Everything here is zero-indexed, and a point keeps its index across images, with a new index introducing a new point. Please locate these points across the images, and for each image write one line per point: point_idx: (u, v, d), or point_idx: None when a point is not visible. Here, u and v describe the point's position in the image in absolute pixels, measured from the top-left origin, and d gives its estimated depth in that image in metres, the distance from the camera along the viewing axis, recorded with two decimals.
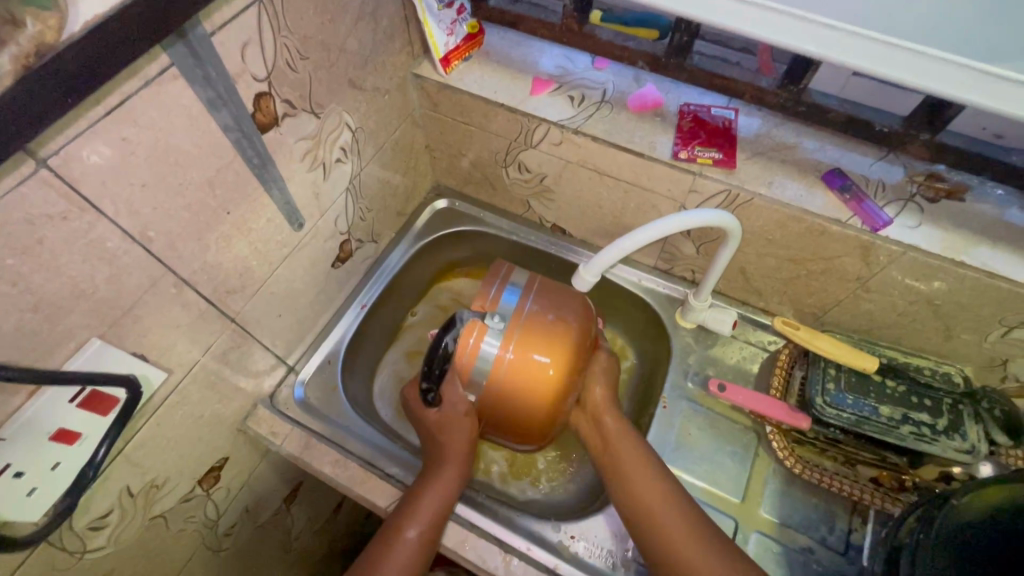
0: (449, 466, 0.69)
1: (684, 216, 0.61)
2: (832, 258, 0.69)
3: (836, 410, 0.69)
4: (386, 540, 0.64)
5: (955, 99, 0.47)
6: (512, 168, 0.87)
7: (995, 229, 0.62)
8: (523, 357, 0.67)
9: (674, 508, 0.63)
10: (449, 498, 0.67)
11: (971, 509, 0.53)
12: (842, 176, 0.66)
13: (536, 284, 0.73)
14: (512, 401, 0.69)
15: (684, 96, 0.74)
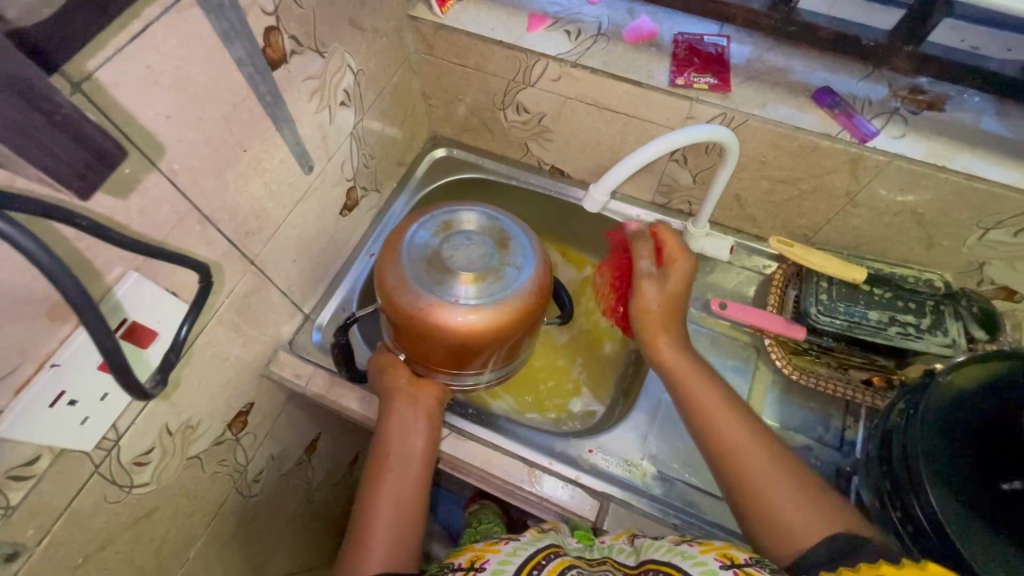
0: (399, 407, 0.68)
1: (681, 132, 0.63)
2: (822, 174, 0.72)
3: (830, 314, 0.74)
4: (368, 510, 0.62)
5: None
6: (510, 110, 0.88)
7: (973, 136, 0.66)
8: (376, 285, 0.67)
9: (768, 460, 0.59)
10: (404, 447, 0.66)
11: (959, 383, 0.59)
12: (831, 94, 0.69)
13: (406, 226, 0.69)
14: (399, 339, 0.66)
15: (677, 26, 0.76)
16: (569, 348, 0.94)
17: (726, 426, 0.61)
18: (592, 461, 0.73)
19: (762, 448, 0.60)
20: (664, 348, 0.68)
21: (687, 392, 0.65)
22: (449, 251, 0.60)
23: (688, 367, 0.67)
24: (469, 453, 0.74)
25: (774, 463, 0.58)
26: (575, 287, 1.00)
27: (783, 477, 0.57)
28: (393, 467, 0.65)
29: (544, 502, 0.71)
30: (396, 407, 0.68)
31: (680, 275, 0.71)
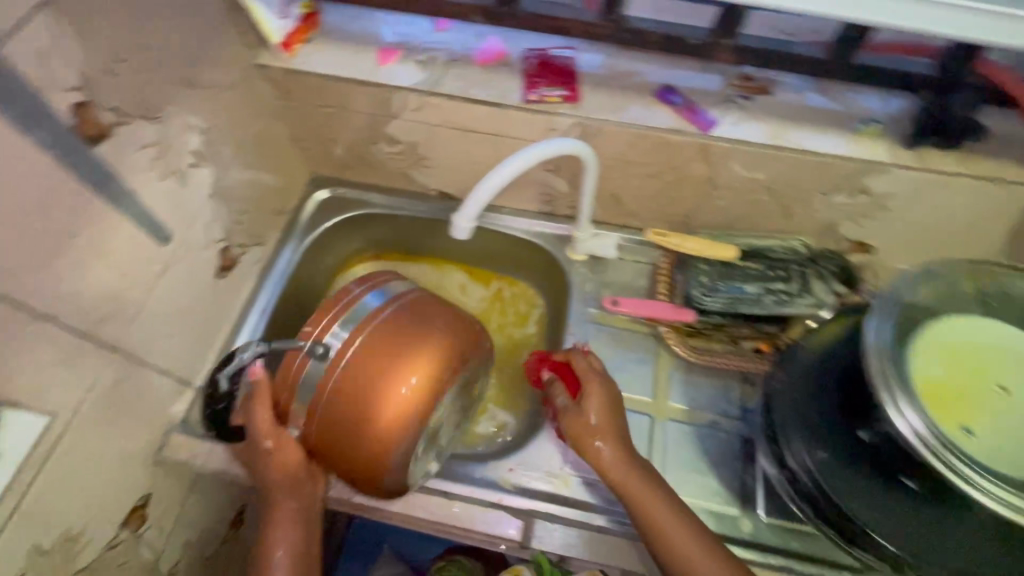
0: (286, 500, 0.66)
1: (536, 148, 0.64)
2: (681, 166, 0.76)
3: (706, 289, 0.80)
4: None
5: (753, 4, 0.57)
6: (382, 143, 0.87)
7: (801, 113, 0.72)
8: (362, 373, 0.61)
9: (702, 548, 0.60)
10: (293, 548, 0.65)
11: (823, 342, 0.64)
12: (673, 92, 0.73)
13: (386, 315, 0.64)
14: (341, 440, 0.62)
15: (525, 43, 0.78)
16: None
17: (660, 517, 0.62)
18: (513, 479, 0.74)
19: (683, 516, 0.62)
20: (604, 463, 0.66)
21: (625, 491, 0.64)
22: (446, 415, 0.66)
23: (617, 459, 0.65)
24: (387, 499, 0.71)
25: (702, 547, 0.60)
26: (484, 305, 1.01)
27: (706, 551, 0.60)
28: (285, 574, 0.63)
29: (469, 530, 0.70)
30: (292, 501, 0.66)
31: (602, 386, 0.70)
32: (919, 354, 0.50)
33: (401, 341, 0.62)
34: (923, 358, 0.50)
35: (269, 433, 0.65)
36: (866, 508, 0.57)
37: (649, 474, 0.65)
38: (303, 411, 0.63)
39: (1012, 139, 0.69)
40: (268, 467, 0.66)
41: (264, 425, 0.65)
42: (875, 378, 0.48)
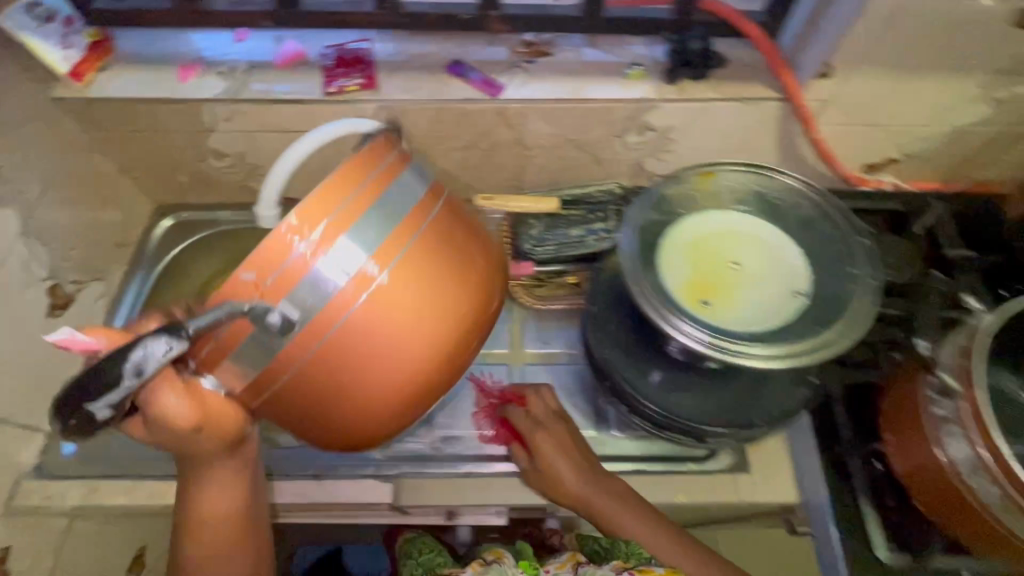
0: (207, 474, 0.57)
1: (311, 136, 0.63)
2: (488, 132, 0.83)
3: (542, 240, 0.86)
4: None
5: None
6: (211, 158, 0.89)
7: (580, 67, 0.80)
8: (389, 305, 0.52)
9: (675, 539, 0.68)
10: (217, 509, 0.59)
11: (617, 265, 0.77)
12: (461, 66, 0.79)
13: (411, 241, 0.53)
14: (347, 381, 0.53)
15: (323, 41, 0.82)
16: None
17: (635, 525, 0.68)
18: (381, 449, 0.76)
19: (651, 514, 0.68)
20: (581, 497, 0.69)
21: (602, 515, 0.69)
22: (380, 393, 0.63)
23: (588, 492, 0.69)
24: None
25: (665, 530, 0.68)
26: None
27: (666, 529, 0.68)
28: (216, 533, 0.59)
29: (344, 504, 0.73)
30: (224, 459, 0.57)
31: (551, 427, 0.73)
32: (665, 251, 0.58)
33: (438, 265, 0.55)
34: (670, 263, 0.57)
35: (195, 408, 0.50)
36: (667, 393, 0.68)
37: (620, 490, 0.70)
38: (254, 372, 0.51)
39: (750, 64, 0.79)
40: (189, 438, 0.52)
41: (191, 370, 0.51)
42: (630, 293, 0.54)
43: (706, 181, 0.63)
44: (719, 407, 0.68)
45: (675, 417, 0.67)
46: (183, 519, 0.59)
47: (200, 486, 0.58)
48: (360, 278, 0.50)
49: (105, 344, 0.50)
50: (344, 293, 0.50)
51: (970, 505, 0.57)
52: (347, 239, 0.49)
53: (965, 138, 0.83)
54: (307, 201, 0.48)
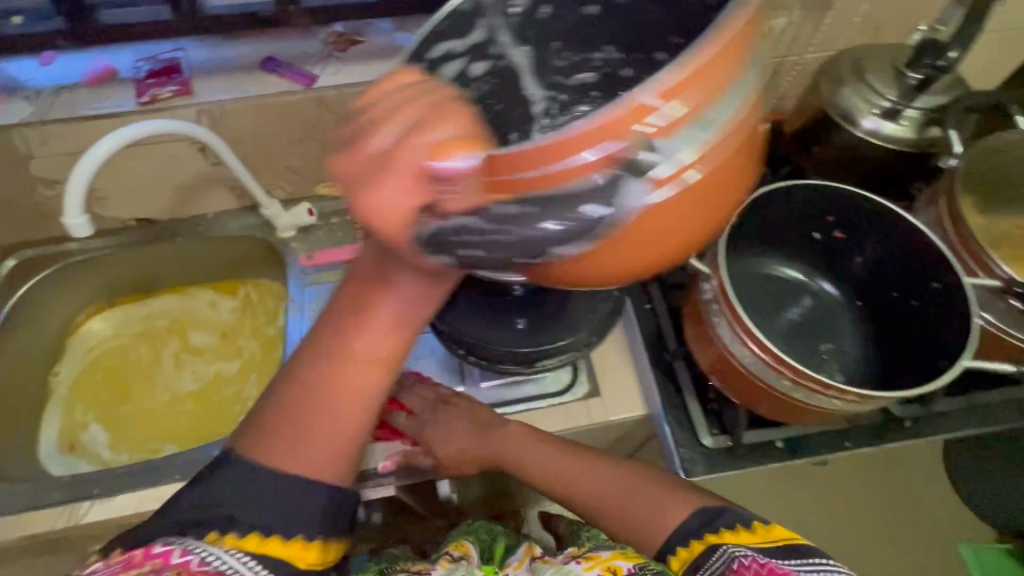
0: (403, 273, 0.44)
1: (113, 135, 0.69)
2: (316, 123, 0.86)
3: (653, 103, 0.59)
4: (274, 438, 0.46)
5: None
6: (40, 188, 0.87)
7: (390, 50, 0.84)
8: (676, 220, 0.38)
9: (617, 479, 0.66)
10: (410, 314, 0.45)
11: None
12: (274, 61, 0.82)
13: (727, 70, 0.34)
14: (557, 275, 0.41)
15: (132, 55, 0.82)
16: (242, 372, 1.00)
17: (564, 472, 0.68)
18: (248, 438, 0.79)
19: (583, 455, 0.69)
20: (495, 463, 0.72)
21: (526, 471, 0.70)
22: None
23: (498, 452, 0.72)
24: (118, 506, 0.74)
25: (611, 472, 0.66)
26: (235, 313, 1.05)
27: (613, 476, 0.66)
28: (325, 391, 0.45)
29: None
30: (415, 269, 0.44)
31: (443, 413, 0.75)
32: None
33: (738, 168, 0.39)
34: None
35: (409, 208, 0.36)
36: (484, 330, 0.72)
37: (536, 438, 0.71)
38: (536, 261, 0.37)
39: None
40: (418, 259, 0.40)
41: (437, 140, 0.36)
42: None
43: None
44: (562, 330, 0.72)
45: (519, 346, 0.71)
46: (302, 349, 0.47)
47: (360, 266, 0.46)
48: (663, 202, 0.36)
49: (463, 159, 0.36)
50: (610, 214, 0.35)
51: (761, 386, 0.62)
52: (694, 120, 0.34)
53: None
54: (692, 67, 0.32)
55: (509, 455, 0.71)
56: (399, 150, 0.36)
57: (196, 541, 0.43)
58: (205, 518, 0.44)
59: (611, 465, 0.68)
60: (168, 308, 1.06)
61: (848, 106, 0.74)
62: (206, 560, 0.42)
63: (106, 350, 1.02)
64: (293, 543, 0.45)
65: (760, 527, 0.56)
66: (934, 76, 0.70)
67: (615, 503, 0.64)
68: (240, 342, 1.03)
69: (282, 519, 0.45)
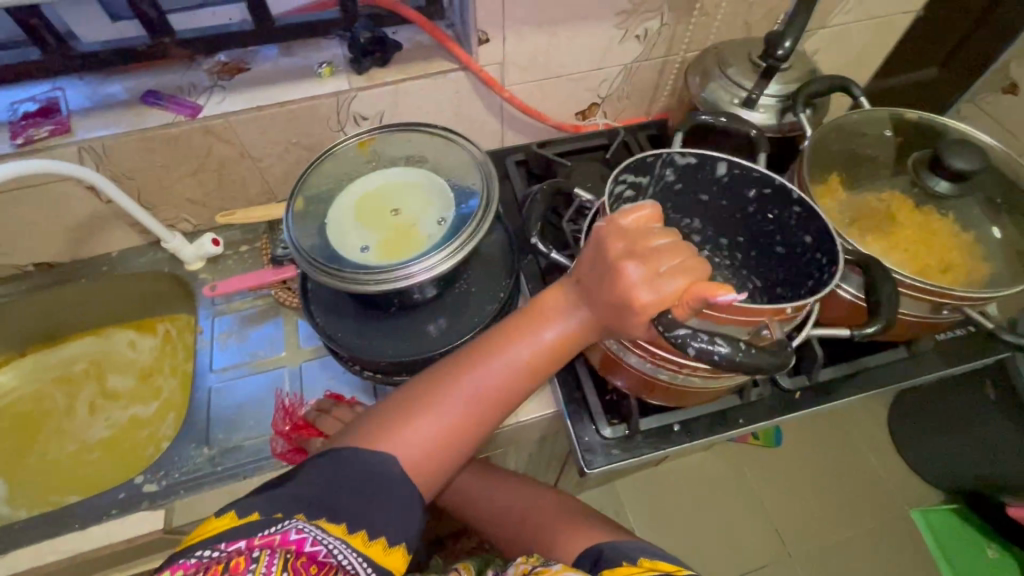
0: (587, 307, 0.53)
1: None
2: (208, 151, 0.86)
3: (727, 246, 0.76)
4: (409, 406, 0.53)
5: (395, 195, 0.68)
6: None
7: (275, 75, 0.85)
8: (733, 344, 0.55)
9: (560, 509, 0.68)
10: (561, 347, 0.54)
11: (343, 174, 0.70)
12: (154, 94, 0.82)
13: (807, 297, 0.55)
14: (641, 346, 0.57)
15: (9, 97, 0.81)
16: (158, 413, 0.97)
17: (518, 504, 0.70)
18: (154, 479, 0.76)
19: (540, 490, 0.72)
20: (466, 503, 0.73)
21: (489, 503, 0.71)
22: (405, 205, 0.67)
23: (472, 487, 0.74)
24: (11, 564, 0.70)
25: (559, 504, 0.69)
26: (153, 351, 1.03)
27: (559, 506, 0.68)
28: (468, 399, 0.53)
29: (114, 545, 0.72)
30: (586, 313, 0.53)
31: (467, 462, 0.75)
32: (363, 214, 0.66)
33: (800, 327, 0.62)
34: (338, 227, 0.64)
35: (652, 304, 0.47)
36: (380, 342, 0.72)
37: (498, 474, 0.75)
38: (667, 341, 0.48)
39: (427, 45, 0.88)
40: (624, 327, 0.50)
41: (661, 268, 0.48)
42: (295, 259, 0.61)
43: (365, 148, 0.72)
44: (455, 333, 0.72)
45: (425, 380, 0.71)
46: (460, 355, 0.55)
47: (544, 298, 0.55)
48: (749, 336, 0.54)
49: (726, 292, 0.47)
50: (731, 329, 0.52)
51: (652, 379, 0.63)
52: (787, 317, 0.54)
53: (636, 73, 0.97)
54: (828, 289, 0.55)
55: (483, 489, 0.73)
56: (650, 267, 0.47)
57: (300, 520, 0.47)
58: (312, 495, 0.49)
59: (562, 500, 0.70)
60: (81, 352, 1.03)
61: (716, 100, 0.78)
62: (317, 541, 0.46)
63: (13, 402, 0.98)
64: (375, 544, 0.49)
65: (644, 561, 0.51)
66: (778, 65, 0.74)
67: (543, 510, 0.68)
68: (157, 383, 1.00)
69: (368, 516, 0.49)
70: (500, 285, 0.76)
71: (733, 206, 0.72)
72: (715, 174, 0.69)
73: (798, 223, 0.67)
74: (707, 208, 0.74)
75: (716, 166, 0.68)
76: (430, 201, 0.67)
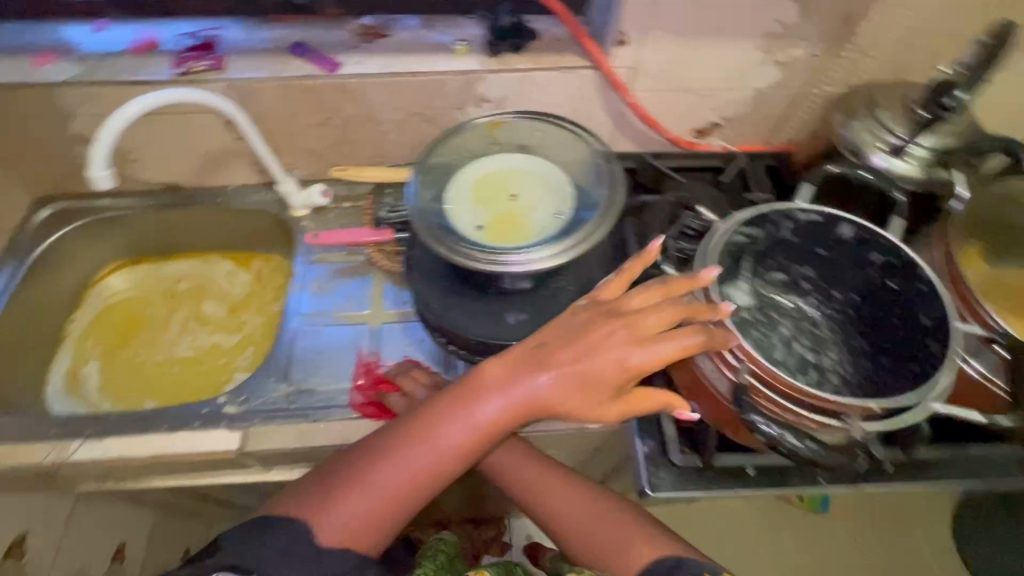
0: (530, 380, 0.59)
1: (145, 98, 0.73)
2: (337, 108, 0.90)
3: (837, 301, 0.68)
4: (351, 481, 0.60)
5: (521, 184, 0.68)
6: (78, 145, 0.92)
7: (412, 46, 0.88)
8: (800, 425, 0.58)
9: (618, 516, 0.65)
10: (498, 427, 0.60)
11: (470, 152, 0.71)
12: (302, 47, 0.87)
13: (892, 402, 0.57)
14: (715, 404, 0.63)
15: (177, 30, 0.89)
16: (239, 345, 1.03)
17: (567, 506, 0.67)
18: (235, 403, 0.81)
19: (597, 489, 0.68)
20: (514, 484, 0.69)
21: (542, 498, 0.68)
22: (530, 196, 0.67)
23: (517, 473, 0.69)
24: (104, 450, 0.77)
25: (613, 512, 0.65)
26: (247, 285, 1.10)
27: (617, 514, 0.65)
28: (407, 470, 0.59)
29: (192, 455, 0.77)
30: (531, 385, 0.59)
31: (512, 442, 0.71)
32: (489, 196, 0.67)
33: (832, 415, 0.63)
34: (455, 200, 0.66)
35: (642, 362, 0.57)
36: (465, 319, 0.73)
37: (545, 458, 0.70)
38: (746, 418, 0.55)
39: (564, 39, 0.89)
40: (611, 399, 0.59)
41: (636, 332, 0.58)
42: (411, 222, 0.63)
43: (494, 130, 0.73)
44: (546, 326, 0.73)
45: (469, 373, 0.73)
46: (404, 430, 0.61)
47: (485, 371, 0.61)
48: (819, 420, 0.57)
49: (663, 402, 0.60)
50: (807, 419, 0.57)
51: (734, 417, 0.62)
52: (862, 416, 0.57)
53: (768, 100, 0.93)
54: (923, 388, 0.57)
55: (529, 474, 0.69)
56: (630, 330, 0.58)
57: None
58: None
59: (620, 503, 0.67)
60: (185, 272, 1.11)
61: (857, 142, 0.73)
62: None
63: (120, 304, 1.08)
64: None
65: None
66: (942, 116, 0.68)
67: (577, 513, 0.66)
68: (244, 316, 1.07)
69: None
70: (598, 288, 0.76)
71: (851, 265, 0.67)
72: (837, 234, 0.66)
73: (920, 300, 0.62)
74: (820, 260, 0.68)
75: (838, 226, 0.65)
76: (552, 195, 0.67)
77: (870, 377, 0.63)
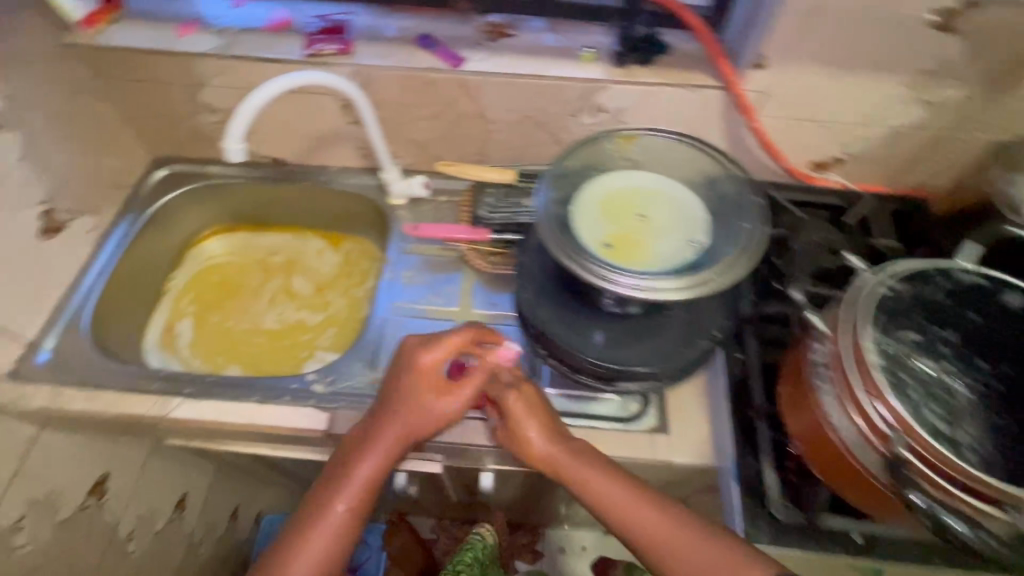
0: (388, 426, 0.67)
1: (286, 77, 0.75)
2: (453, 103, 0.90)
3: (979, 373, 0.61)
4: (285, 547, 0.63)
5: (649, 203, 0.66)
6: (202, 112, 0.96)
7: (537, 48, 0.87)
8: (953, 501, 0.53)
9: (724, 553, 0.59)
10: (375, 483, 0.66)
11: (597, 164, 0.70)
12: (428, 39, 0.88)
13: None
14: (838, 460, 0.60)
15: (310, 12, 0.91)
16: (322, 324, 1.05)
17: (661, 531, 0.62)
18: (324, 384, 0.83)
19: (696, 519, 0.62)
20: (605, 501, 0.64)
21: (633, 521, 0.63)
22: (658, 218, 0.65)
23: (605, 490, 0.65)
24: (201, 412, 0.80)
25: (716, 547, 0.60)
26: (335, 266, 1.12)
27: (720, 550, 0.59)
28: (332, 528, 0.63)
29: (281, 428, 0.79)
30: (394, 420, 0.68)
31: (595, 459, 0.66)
32: (614, 211, 0.65)
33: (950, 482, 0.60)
34: (580, 210, 0.64)
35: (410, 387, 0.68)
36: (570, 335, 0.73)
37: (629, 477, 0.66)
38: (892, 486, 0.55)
39: (694, 55, 0.86)
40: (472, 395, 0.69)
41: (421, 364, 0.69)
42: (535, 225, 0.61)
43: (625, 145, 0.71)
44: (650, 355, 0.72)
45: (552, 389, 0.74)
46: (319, 493, 0.66)
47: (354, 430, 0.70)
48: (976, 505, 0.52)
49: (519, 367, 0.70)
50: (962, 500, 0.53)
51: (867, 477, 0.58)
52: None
53: (905, 140, 0.87)
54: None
55: (616, 493, 0.64)
56: (394, 378, 0.69)
57: None
58: None
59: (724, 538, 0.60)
60: (278, 245, 1.14)
61: None
62: None
63: (216, 268, 1.12)
64: None
65: None
66: None
67: (683, 547, 0.61)
68: (330, 296, 1.09)
69: None
70: (711, 323, 0.75)
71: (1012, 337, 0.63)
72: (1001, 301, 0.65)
73: None
74: (972, 325, 0.64)
75: (1006, 294, 0.65)
76: (680, 220, 0.65)
77: (1015, 462, 0.55)
